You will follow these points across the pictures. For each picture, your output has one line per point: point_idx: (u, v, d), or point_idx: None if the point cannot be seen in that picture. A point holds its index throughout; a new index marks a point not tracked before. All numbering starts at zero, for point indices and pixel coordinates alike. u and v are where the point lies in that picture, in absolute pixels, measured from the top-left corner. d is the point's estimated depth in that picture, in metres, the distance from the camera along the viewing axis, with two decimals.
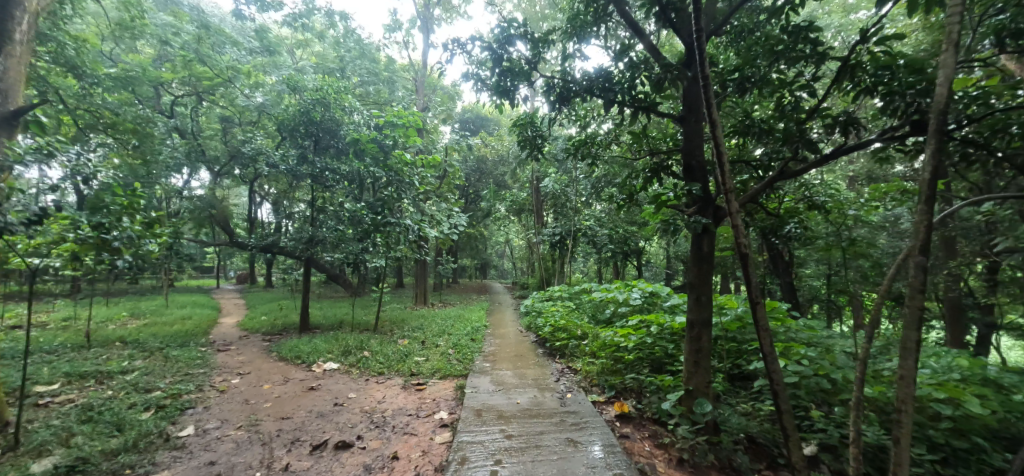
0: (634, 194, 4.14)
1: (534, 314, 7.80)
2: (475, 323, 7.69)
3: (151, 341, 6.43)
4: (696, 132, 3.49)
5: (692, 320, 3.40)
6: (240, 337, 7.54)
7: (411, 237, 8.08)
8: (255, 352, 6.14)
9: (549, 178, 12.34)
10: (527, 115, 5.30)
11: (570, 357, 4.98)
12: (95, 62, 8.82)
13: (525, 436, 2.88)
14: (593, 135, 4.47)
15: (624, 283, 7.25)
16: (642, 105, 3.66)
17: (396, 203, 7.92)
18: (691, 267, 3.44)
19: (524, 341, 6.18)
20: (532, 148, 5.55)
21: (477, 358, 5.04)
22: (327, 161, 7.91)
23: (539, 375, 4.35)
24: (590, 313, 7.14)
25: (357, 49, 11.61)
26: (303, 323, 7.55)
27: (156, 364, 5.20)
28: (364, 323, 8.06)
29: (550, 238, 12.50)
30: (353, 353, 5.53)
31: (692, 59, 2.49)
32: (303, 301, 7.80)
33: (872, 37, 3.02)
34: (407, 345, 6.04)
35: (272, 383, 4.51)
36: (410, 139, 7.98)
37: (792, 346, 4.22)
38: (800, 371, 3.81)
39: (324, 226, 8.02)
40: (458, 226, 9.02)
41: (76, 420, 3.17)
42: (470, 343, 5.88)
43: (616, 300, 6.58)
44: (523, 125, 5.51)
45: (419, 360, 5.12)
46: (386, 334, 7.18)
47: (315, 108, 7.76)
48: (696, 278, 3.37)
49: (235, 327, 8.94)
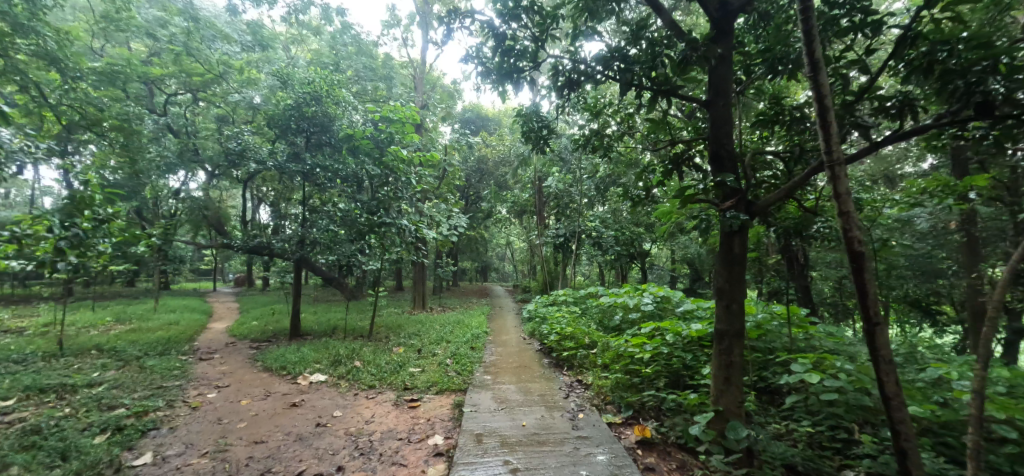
0: (650, 188, 3.75)
1: (537, 319, 7.36)
2: (475, 329, 7.29)
3: (129, 349, 6.03)
4: (725, 120, 3.09)
5: (721, 331, 3.00)
6: (227, 344, 7.13)
7: (408, 238, 7.71)
8: (240, 361, 5.73)
9: (552, 178, 11.93)
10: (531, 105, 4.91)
11: (579, 368, 4.58)
12: (78, 55, 8.45)
13: (532, 471, 2.46)
14: (606, 124, 4.09)
15: (633, 287, 6.84)
16: (665, 90, 3.26)
17: (392, 202, 7.55)
18: (720, 270, 3.04)
19: (528, 350, 5.77)
20: (537, 142, 5.16)
21: (477, 370, 4.64)
22: (318, 157, 7.50)
23: (546, 390, 3.94)
24: (597, 319, 6.73)
25: (353, 45, 11.25)
26: (293, 328, 7.14)
27: (128, 375, 4.79)
28: (359, 329, 7.65)
29: (554, 239, 12.10)
30: (344, 362, 5.12)
31: (801, 36, 2.23)
32: (294, 306, 7.38)
33: (936, 5, 2.59)
34: (402, 353, 5.64)
35: (251, 398, 4.10)
36: (408, 135, 7.62)
37: (826, 357, 3.82)
38: (840, 387, 3.40)
39: (315, 225, 7.60)
40: (458, 227, 8.65)
41: (15, 446, 2.77)
42: (470, 351, 5.48)
43: (625, 305, 6.18)
44: (528, 115, 5.12)
45: (414, 371, 4.71)
46: (380, 341, 6.78)
47: (307, 103, 7.38)
48: (726, 284, 2.97)
49: (223, 332, 8.52)
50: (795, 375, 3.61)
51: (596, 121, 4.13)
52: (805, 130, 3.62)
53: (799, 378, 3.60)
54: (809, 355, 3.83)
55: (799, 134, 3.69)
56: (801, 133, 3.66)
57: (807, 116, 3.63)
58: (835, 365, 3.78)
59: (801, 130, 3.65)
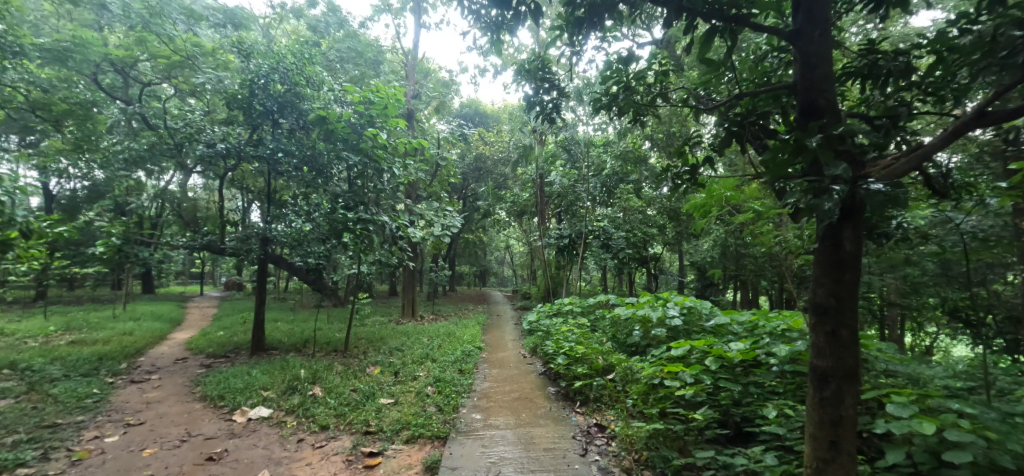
0: (695, 167, 2.82)
1: (539, 333, 6.33)
2: (467, 345, 6.28)
3: (48, 368, 5.01)
4: (824, 55, 2.08)
5: (820, 369, 2.01)
6: (176, 360, 6.10)
7: (389, 237, 6.71)
8: (178, 384, 4.72)
9: (555, 173, 10.87)
10: (537, 63, 3.98)
11: (595, 404, 3.57)
12: (18, 28, 7.43)
13: None
14: (635, 80, 3.12)
15: (653, 296, 5.78)
16: (733, 14, 2.24)
17: (373, 197, 6.59)
18: (817, 277, 2.05)
19: (529, 374, 4.75)
20: (544, 115, 4.20)
21: (465, 404, 3.64)
22: (285, 142, 6.49)
23: (553, 440, 2.94)
24: (610, 334, 5.74)
25: (341, 28, 10.34)
26: (255, 341, 6.14)
27: (18, 407, 3.73)
28: (333, 343, 6.62)
29: (558, 241, 11.03)
30: (299, 389, 4.11)
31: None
32: (255, 316, 6.34)
33: None
34: (375, 377, 4.64)
35: (158, 447, 3.09)
36: (390, 119, 6.63)
37: (934, 392, 2.84)
38: (969, 441, 2.42)
39: (281, 222, 6.57)
40: (451, 226, 7.69)
41: None
42: (457, 376, 4.46)
43: (646, 318, 5.17)
44: (532, 79, 4.10)
45: (384, 404, 3.70)
46: (355, 358, 5.76)
47: (273, 77, 6.35)
48: (829, 299, 1.98)
49: (181, 345, 7.46)
50: (895, 426, 2.61)
51: (621, 75, 3.12)
52: (907, 86, 2.65)
53: (905, 430, 2.58)
54: (907, 391, 2.85)
55: (898, 92, 2.71)
56: (901, 91, 2.70)
57: (912, 65, 2.66)
58: (942, 404, 2.80)
59: (900, 87, 2.69)
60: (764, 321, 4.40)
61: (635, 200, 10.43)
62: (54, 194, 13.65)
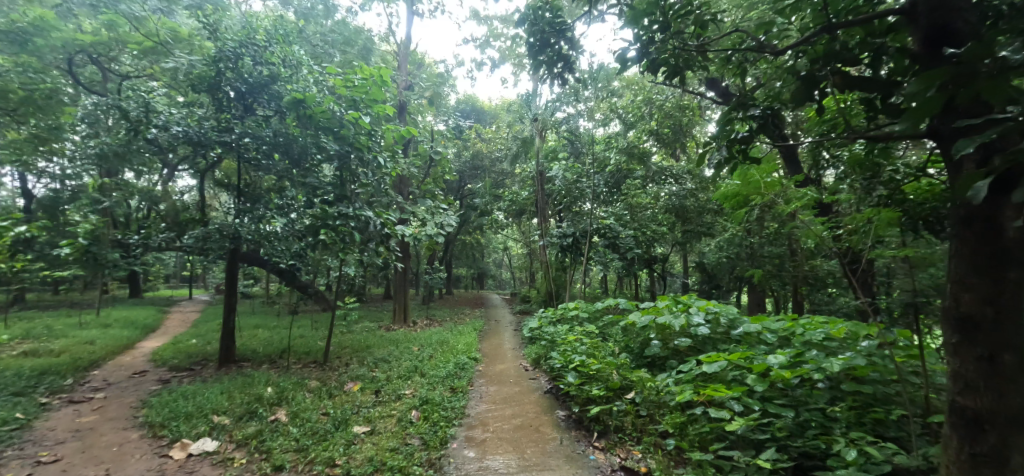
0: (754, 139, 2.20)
1: (542, 341, 5.65)
2: (461, 355, 5.61)
3: None
4: None
5: (975, 406, 1.40)
6: (134, 374, 5.42)
7: (373, 234, 6.04)
8: (123, 406, 4.04)
9: (557, 168, 10.09)
10: (545, 11, 3.19)
11: (617, 435, 2.95)
12: None
13: None
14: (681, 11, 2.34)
15: (671, 299, 5.10)
16: None
17: (355, 189, 5.93)
18: (961, 269, 1.44)
19: (534, 393, 4.11)
20: (553, 77, 3.45)
21: (459, 436, 3.03)
22: (252, 125, 5.77)
23: None
24: (624, 344, 5.09)
25: (327, 14, 9.68)
26: (224, 352, 5.48)
27: None
28: (313, 353, 5.95)
29: (560, 239, 10.00)
30: (258, 414, 3.44)
31: None
32: (225, 324, 5.67)
33: None
34: (354, 396, 3.99)
35: None
36: (377, 105, 6.00)
37: None
38: None
39: (254, 218, 5.90)
40: (445, 225, 7.05)
41: None
42: (449, 396, 3.80)
43: (666, 326, 4.52)
44: (538, 27, 3.24)
45: (359, 434, 3.04)
46: (335, 371, 5.10)
47: (242, 55, 5.66)
48: (989, 302, 1.36)
49: (146, 356, 6.78)
50: None
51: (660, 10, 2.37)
52: None
53: None
54: None
55: None
56: None
57: None
58: None
59: None
60: (811, 328, 3.75)
61: (641, 197, 9.84)
62: (35, 194, 13.02)
